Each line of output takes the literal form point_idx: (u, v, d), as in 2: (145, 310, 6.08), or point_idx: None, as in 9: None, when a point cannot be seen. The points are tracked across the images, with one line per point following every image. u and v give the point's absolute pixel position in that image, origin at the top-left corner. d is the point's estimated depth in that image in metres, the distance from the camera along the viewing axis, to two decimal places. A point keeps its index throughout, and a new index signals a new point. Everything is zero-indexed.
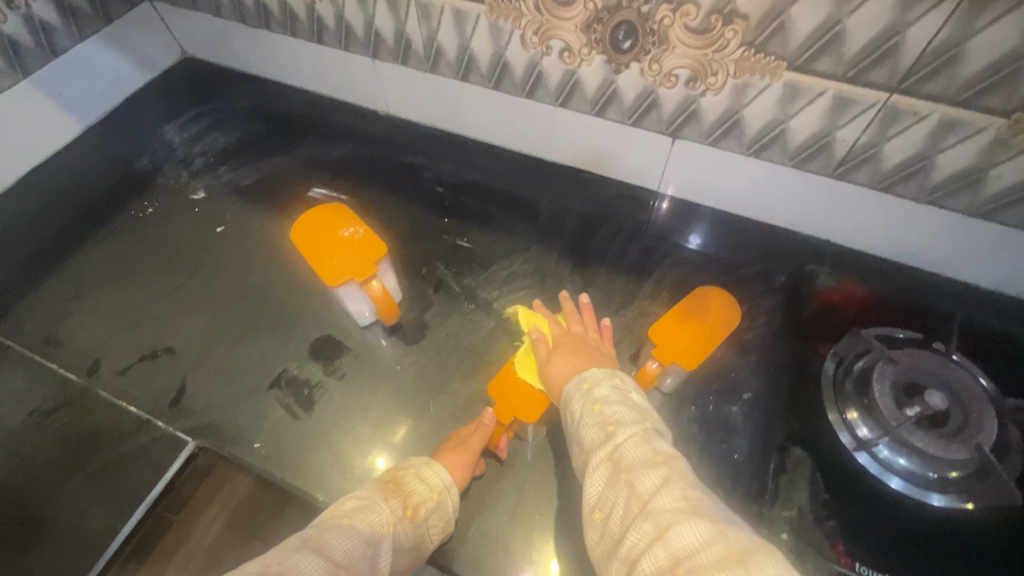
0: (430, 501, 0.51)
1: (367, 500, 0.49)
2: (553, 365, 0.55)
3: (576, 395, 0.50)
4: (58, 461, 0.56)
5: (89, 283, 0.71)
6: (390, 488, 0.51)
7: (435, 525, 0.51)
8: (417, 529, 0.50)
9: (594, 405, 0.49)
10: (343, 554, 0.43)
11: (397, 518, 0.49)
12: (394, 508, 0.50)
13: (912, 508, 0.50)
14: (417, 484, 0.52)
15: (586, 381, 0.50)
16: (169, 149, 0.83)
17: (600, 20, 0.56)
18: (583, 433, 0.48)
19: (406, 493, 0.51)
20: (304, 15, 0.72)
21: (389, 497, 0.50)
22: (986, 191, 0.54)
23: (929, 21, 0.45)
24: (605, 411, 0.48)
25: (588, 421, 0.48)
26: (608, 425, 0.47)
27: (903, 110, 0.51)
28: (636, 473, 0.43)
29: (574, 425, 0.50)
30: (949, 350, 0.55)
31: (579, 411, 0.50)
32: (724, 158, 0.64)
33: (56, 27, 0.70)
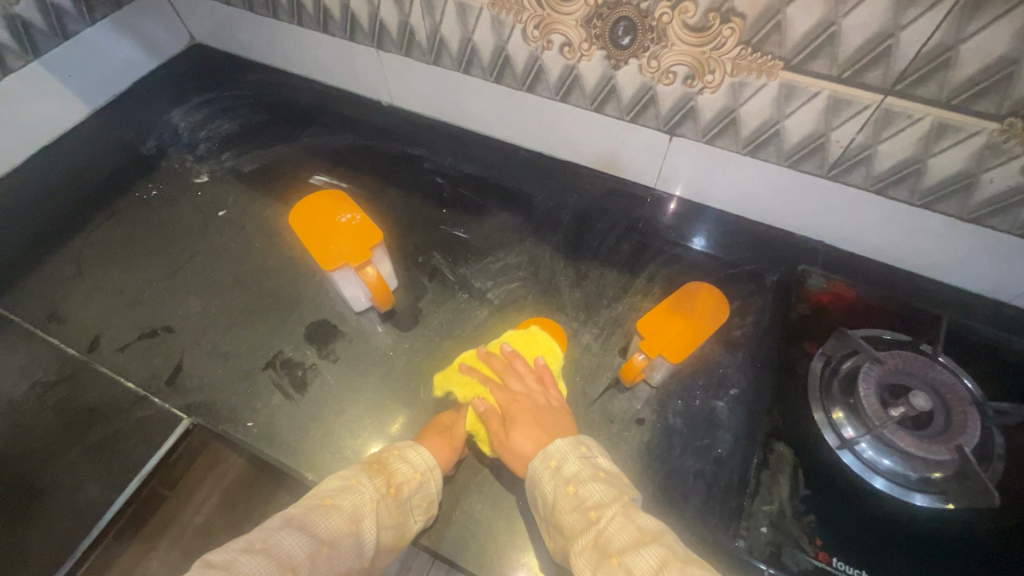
0: (414, 481, 0.52)
1: (351, 480, 0.51)
2: (508, 444, 0.54)
3: (545, 473, 0.51)
4: (55, 432, 0.57)
5: (92, 260, 0.72)
6: (374, 468, 0.52)
7: (419, 505, 0.52)
8: (401, 506, 0.51)
9: (566, 485, 0.50)
10: (324, 531, 0.46)
11: (380, 496, 0.50)
12: (377, 487, 0.51)
13: (892, 506, 0.51)
14: (400, 465, 0.53)
15: (552, 457, 0.52)
16: (174, 134, 0.85)
17: (600, 16, 0.57)
18: (564, 518, 0.48)
19: (388, 473, 0.52)
20: (310, 5, 0.73)
21: (373, 476, 0.51)
22: (977, 197, 0.54)
23: (921, 25, 0.45)
24: (579, 489, 0.49)
25: (566, 505, 0.49)
26: (591, 509, 0.48)
27: (897, 113, 0.52)
28: (629, 556, 0.44)
29: (548, 507, 0.50)
30: (936, 352, 0.56)
31: (552, 492, 0.50)
32: (720, 157, 0.65)
33: (69, 10, 0.71)
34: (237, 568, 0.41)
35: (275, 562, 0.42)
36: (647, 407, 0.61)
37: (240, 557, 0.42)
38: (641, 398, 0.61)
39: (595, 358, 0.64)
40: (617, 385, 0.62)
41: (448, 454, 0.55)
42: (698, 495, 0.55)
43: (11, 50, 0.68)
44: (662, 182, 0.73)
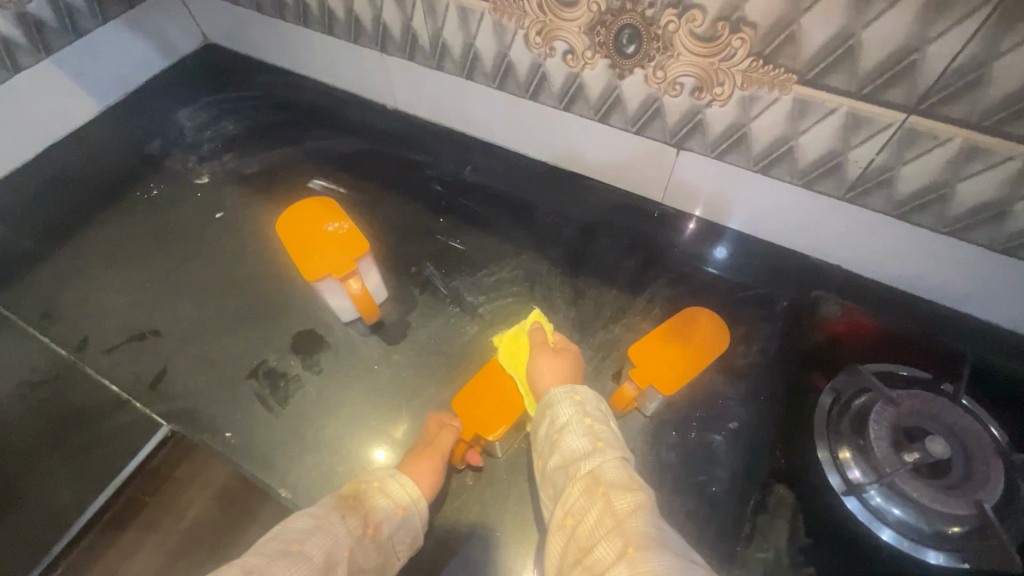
0: (396, 517, 0.50)
1: (322, 519, 0.47)
2: (545, 365, 0.55)
3: (564, 401, 0.50)
4: (40, 434, 0.57)
5: (90, 261, 0.72)
6: (349, 505, 0.49)
7: (403, 542, 0.50)
8: (379, 547, 0.48)
9: (582, 416, 0.49)
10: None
11: (355, 539, 0.47)
12: (353, 527, 0.48)
13: (904, 560, 0.47)
14: (380, 500, 0.50)
15: (576, 393, 0.51)
16: (180, 134, 0.84)
17: (604, 23, 0.54)
18: (568, 441, 0.48)
19: (367, 511, 0.49)
20: (316, 7, 0.72)
21: (346, 515, 0.48)
22: (1009, 227, 0.50)
23: (950, 40, 0.41)
24: (594, 426, 0.49)
25: (575, 429, 0.48)
26: (598, 440, 0.47)
27: (922, 133, 0.47)
28: (615, 491, 0.43)
29: (555, 428, 0.50)
30: (958, 394, 0.51)
31: (564, 419, 0.50)
32: (731, 173, 0.61)
33: (81, 8, 0.73)
34: None
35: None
36: (639, 437, 0.57)
37: None
38: (633, 427, 0.58)
39: (587, 381, 0.61)
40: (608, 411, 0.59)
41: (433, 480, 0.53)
42: (689, 537, 0.52)
43: (23, 47, 0.69)
44: (670, 197, 0.68)
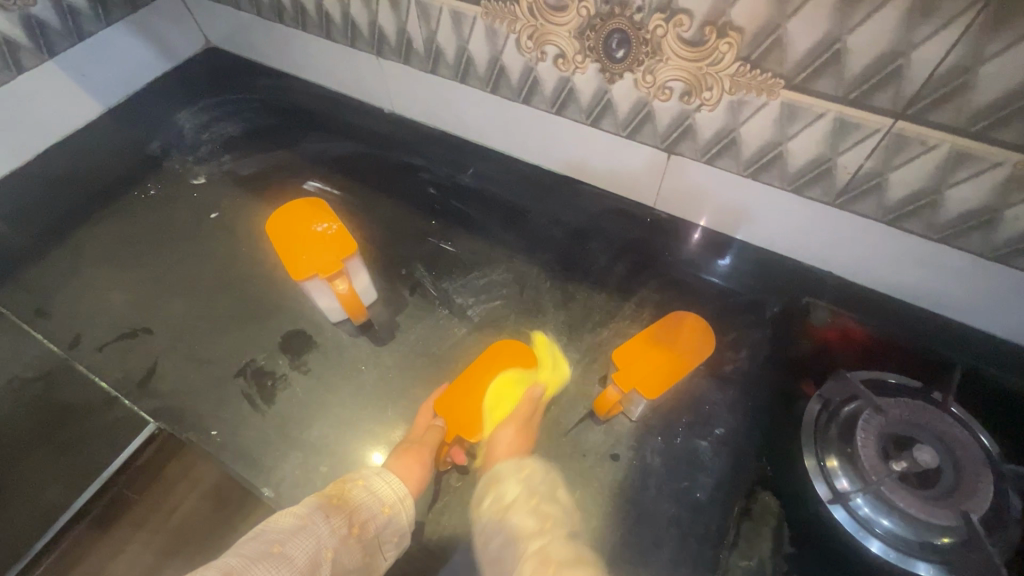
0: (381, 514, 0.49)
1: (304, 520, 0.46)
2: (507, 434, 0.56)
3: (511, 477, 0.52)
4: (26, 433, 0.56)
5: (86, 259, 0.73)
6: (333, 504, 0.48)
7: (390, 540, 0.50)
8: (364, 546, 0.48)
9: (530, 495, 0.51)
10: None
11: (340, 539, 0.47)
12: (338, 527, 0.47)
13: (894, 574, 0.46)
14: (365, 497, 0.50)
15: (525, 467, 0.53)
16: (180, 136, 0.85)
17: (593, 27, 0.54)
18: (514, 518, 0.48)
19: (352, 508, 0.48)
20: (314, 11, 0.73)
21: (331, 515, 0.47)
22: (1000, 234, 0.49)
23: (936, 44, 0.41)
24: (541, 504, 0.50)
25: (522, 507, 0.49)
26: (545, 520, 0.48)
27: (909, 139, 0.47)
28: (565, 568, 0.43)
29: (502, 503, 0.51)
30: (947, 403, 0.50)
31: (512, 494, 0.51)
32: (721, 178, 0.60)
33: (84, 11, 0.74)
34: None
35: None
36: (624, 441, 0.57)
37: None
38: (619, 431, 0.58)
39: (574, 385, 0.61)
40: (594, 415, 0.59)
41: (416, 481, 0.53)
42: (670, 544, 0.52)
43: (27, 49, 0.71)
44: (662, 202, 0.68)
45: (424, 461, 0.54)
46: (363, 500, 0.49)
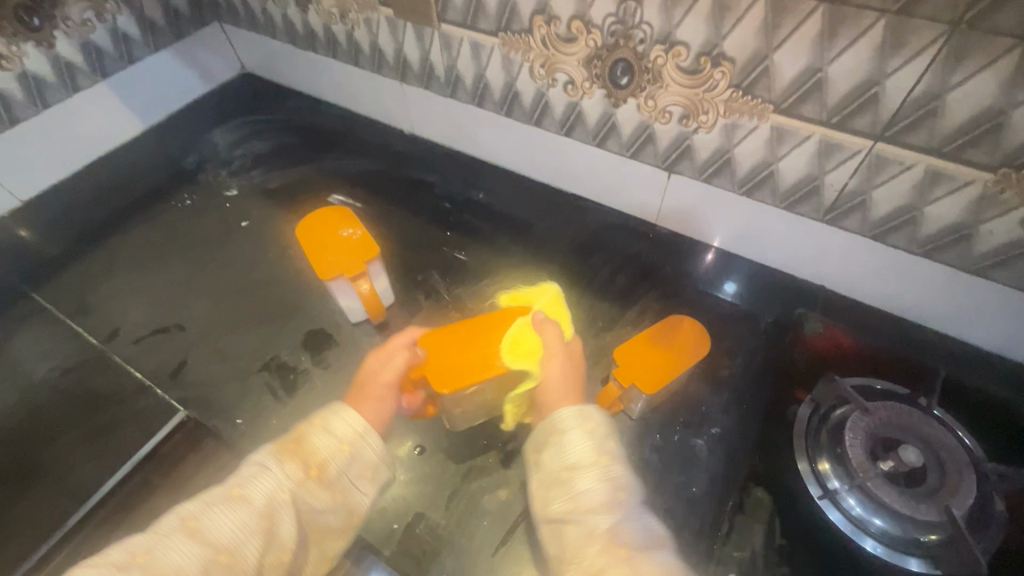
0: (341, 452, 0.50)
1: (261, 466, 0.48)
2: (556, 377, 0.55)
3: (575, 430, 0.50)
4: (61, 416, 0.62)
5: (123, 261, 0.78)
6: (290, 449, 0.50)
7: (363, 475, 0.51)
8: (327, 485, 0.49)
9: (597, 454, 0.49)
10: (223, 537, 0.44)
11: (299, 482, 0.48)
12: (295, 471, 0.49)
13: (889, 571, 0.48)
14: (322, 438, 0.50)
15: (588, 420, 0.51)
16: (214, 152, 0.91)
17: (600, 57, 0.60)
18: (585, 483, 0.47)
19: (310, 452, 0.50)
20: (344, 40, 0.80)
21: (286, 459, 0.49)
22: (977, 249, 0.53)
23: (907, 73, 0.46)
24: (609, 465, 0.49)
25: (592, 472, 0.48)
26: (618, 491, 0.47)
27: (888, 159, 0.52)
28: (641, 557, 0.43)
29: (565, 462, 0.49)
30: (930, 406, 0.54)
31: (576, 452, 0.49)
32: (717, 197, 0.65)
33: (136, 38, 0.83)
34: None
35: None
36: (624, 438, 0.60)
37: None
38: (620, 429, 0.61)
39: None
40: None
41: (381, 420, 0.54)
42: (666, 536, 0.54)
43: (83, 71, 0.79)
44: (663, 218, 0.72)
45: (388, 398, 0.55)
46: (322, 443, 0.50)
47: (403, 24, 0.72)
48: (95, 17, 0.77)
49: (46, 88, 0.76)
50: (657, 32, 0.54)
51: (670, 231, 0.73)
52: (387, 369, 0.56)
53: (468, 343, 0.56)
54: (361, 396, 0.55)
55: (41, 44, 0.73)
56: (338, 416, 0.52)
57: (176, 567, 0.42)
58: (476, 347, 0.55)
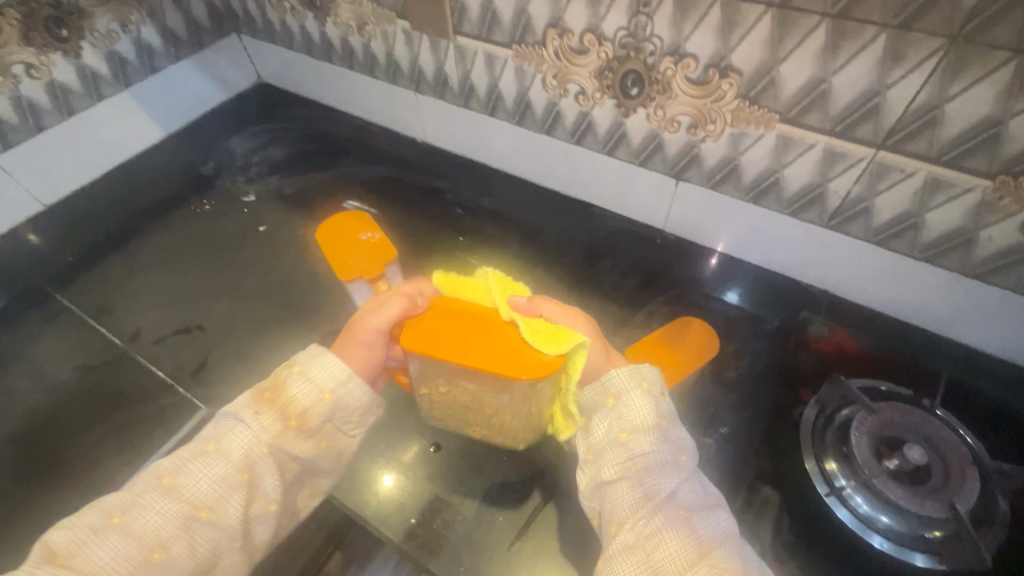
0: (323, 402, 0.52)
1: (237, 421, 0.51)
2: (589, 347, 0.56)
3: (636, 392, 0.54)
4: (85, 412, 0.64)
5: (144, 264, 0.80)
6: (266, 399, 0.52)
7: (350, 420, 0.54)
8: (307, 434, 0.52)
9: (659, 418, 0.54)
10: (200, 494, 0.48)
11: (275, 433, 0.51)
12: (273, 422, 0.51)
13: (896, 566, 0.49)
14: (300, 384, 0.52)
15: (643, 380, 0.55)
16: (232, 158, 0.93)
17: (611, 69, 0.62)
18: (647, 445, 0.52)
19: (287, 402, 0.52)
20: (360, 52, 0.83)
21: (263, 411, 0.52)
22: (977, 254, 0.55)
23: (907, 85, 0.48)
24: (670, 428, 0.53)
25: (654, 436, 0.52)
26: (680, 454, 0.52)
27: (890, 167, 0.54)
28: (699, 517, 0.49)
29: (627, 425, 0.53)
30: (934, 407, 0.55)
31: (635, 416, 0.53)
32: (724, 204, 0.67)
33: (158, 49, 0.85)
34: (94, 553, 0.44)
35: (135, 542, 0.45)
36: None
37: (93, 537, 0.45)
38: None
39: None
40: None
41: (368, 367, 0.55)
42: None
43: (107, 80, 0.81)
44: (671, 224, 0.74)
45: (376, 345, 0.54)
46: (303, 393, 0.52)
47: (420, 36, 0.75)
48: (120, 29, 0.79)
49: (72, 96, 0.78)
50: (667, 45, 0.57)
51: (676, 237, 0.74)
52: (378, 317, 0.53)
53: (484, 333, 0.50)
54: (352, 343, 0.55)
55: (69, 53, 0.75)
56: (320, 363, 0.53)
57: (153, 525, 0.46)
58: (494, 338, 0.49)
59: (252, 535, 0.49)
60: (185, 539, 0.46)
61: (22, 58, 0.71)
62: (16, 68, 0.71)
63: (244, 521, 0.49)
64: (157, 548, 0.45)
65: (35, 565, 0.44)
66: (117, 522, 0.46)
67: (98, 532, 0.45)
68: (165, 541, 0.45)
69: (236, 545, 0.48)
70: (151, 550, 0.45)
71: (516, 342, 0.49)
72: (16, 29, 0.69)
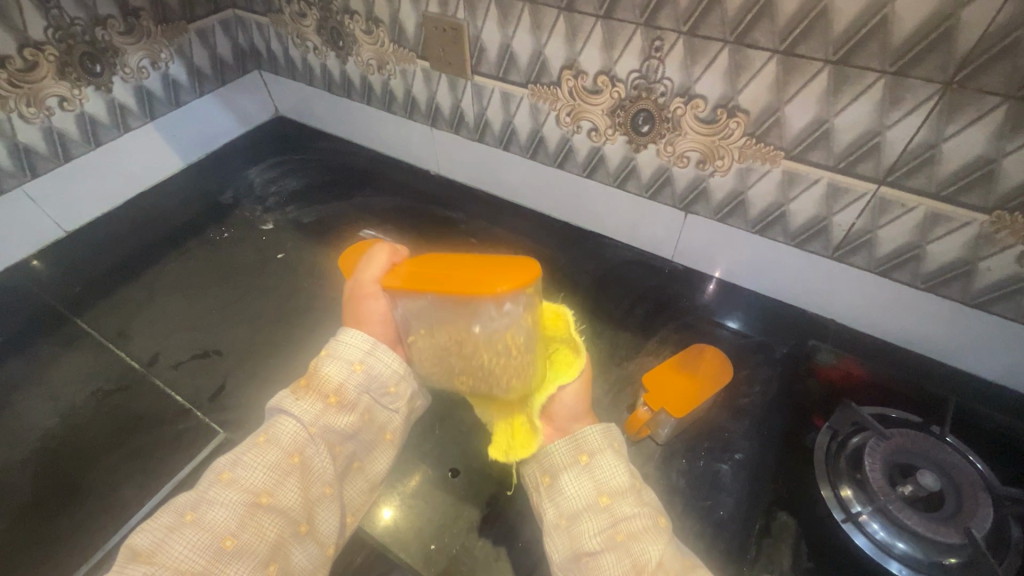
0: (356, 373, 0.57)
1: (277, 415, 0.54)
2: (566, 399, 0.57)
3: (608, 452, 0.55)
4: (102, 437, 0.64)
5: (162, 289, 0.81)
6: (302, 385, 0.57)
7: (385, 391, 0.58)
8: (348, 408, 0.56)
9: (633, 480, 0.54)
10: (258, 483, 0.50)
11: (320, 412, 0.55)
12: (314, 402, 0.55)
13: None
14: (331, 364, 0.57)
15: (614, 442, 0.56)
16: (249, 188, 0.96)
17: (623, 107, 0.66)
18: (626, 508, 0.52)
19: (323, 382, 0.56)
20: (379, 89, 0.87)
21: (304, 395, 0.55)
22: (977, 284, 0.58)
23: (905, 126, 0.51)
24: (643, 490, 0.54)
25: (631, 498, 0.52)
26: (658, 517, 0.51)
27: (892, 201, 0.57)
28: None
29: (606, 489, 0.53)
30: (943, 433, 0.57)
31: (610, 477, 0.54)
32: (732, 234, 0.70)
33: (184, 84, 0.89)
34: (166, 550, 0.46)
35: (208, 534, 0.47)
36: (650, 463, 0.62)
37: (171, 534, 0.47)
38: (645, 454, 0.62)
39: (604, 412, 0.66)
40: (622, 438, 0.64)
41: (385, 324, 0.59)
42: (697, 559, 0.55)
43: (134, 112, 0.85)
44: (679, 254, 0.77)
45: (377, 292, 0.59)
46: (334, 371, 0.57)
47: (438, 75, 0.78)
48: (150, 65, 0.83)
49: (99, 127, 0.81)
50: (678, 86, 0.60)
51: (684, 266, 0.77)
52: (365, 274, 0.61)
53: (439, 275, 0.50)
54: (357, 309, 0.60)
55: (100, 88, 0.79)
56: (345, 340, 0.58)
57: (221, 516, 0.48)
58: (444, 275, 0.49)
59: (319, 524, 0.51)
60: (252, 526, 0.48)
61: (56, 92, 0.74)
62: (50, 101, 0.74)
63: (306, 504, 0.51)
64: (228, 536, 0.47)
65: (121, 566, 0.46)
66: (189, 519, 0.48)
67: (173, 529, 0.47)
68: (235, 530, 0.48)
69: (302, 530, 0.50)
70: (224, 538, 0.47)
71: (472, 265, 0.50)
72: (53, 64, 0.73)
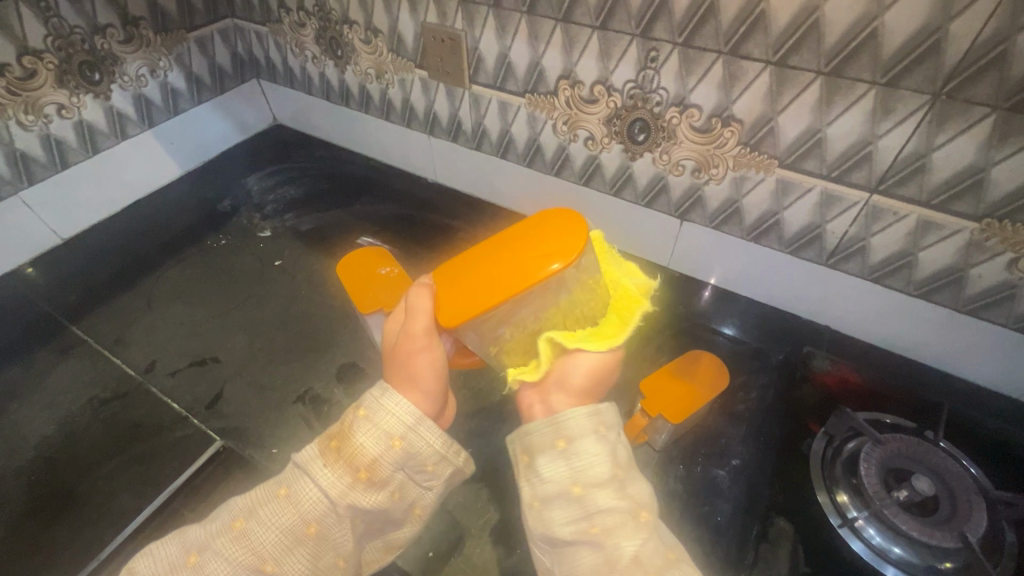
0: (393, 449, 0.48)
1: (304, 466, 0.48)
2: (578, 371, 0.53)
3: (589, 435, 0.50)
4: (98, 446, 0.63)
5: (160, 297, 0.81)
6: (332, 446, 0.48)
7: (424, 468, 0.50)
8: (379, 486, 0.47)
9: (615, 467, 0.50)
10: (266, 545, 0.46)
11: (348, 485, 0.47)
12: (343, 472, 0.47)
13: None
14: (363, 434, 0.47)
15: (601, 421, 0.51)
16: (248, 195, 0.96)
17: (619, 117, 0.67)
18: (602, 499, 0.48)
19: (354, 453, 0.47)
20: (378, 98, 0.88)
21: (335, 463, 0.47)
22: (969, 290, 0.58)
23: (897, 134, 0.52)
24: (626, 483, 0.50)
25: (611, 490, 0.48)
26: (639, 510, 0.48)
27: (884, 210, 0.57)
28: None
29: (581, 478, 0.49)
30: (938, 438, 0.57)
31: (585, 462, 0.49)
32: (728, 242, 0.70)
33: (183, 92, 0.89)
34: None
35: None
36: (648, 469, 0.62)
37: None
38: (644, 460, 0.63)
39: None
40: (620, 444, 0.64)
41: (434, 380, 0.53)
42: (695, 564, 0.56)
43: (133, 120, 0.85)
44: (675, 261, 0.77)
45: (428, 343, 0.53)
46: (369, 441, 0.47)
47: (436, 84, 0.79)
48: (149, 73, 0.83)
49: (98, 135, 0.81)
50: (673, 96, 0.61)
51: (682, 274, 0.77)
52: (416, 322, 0.53)
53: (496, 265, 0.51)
54: (403, 361, 0.53)
55: (99, 96, 0.79)
56: (384, 406, 0.49)
57: (224, 572, 0.45)
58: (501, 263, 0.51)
59: None
60: None
61: (54, 99, 0.75)
62: (48, 109, 0.75)
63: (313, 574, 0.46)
64: None
65: None
66: (193, 563, 0.46)
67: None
68: None
69: None
70: None
71: (525, 241, 0.51)
72: (52, 73, 0.73)
